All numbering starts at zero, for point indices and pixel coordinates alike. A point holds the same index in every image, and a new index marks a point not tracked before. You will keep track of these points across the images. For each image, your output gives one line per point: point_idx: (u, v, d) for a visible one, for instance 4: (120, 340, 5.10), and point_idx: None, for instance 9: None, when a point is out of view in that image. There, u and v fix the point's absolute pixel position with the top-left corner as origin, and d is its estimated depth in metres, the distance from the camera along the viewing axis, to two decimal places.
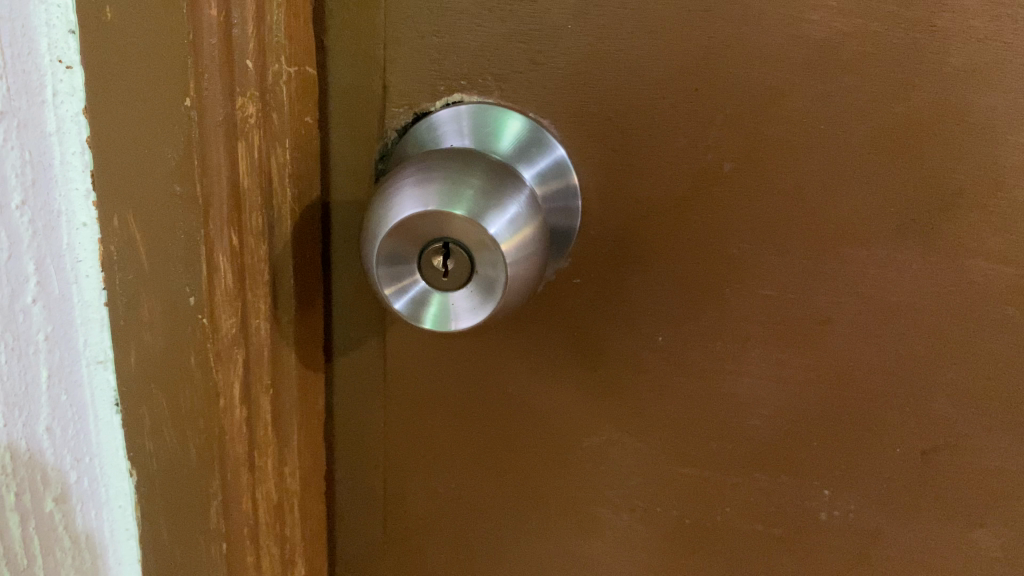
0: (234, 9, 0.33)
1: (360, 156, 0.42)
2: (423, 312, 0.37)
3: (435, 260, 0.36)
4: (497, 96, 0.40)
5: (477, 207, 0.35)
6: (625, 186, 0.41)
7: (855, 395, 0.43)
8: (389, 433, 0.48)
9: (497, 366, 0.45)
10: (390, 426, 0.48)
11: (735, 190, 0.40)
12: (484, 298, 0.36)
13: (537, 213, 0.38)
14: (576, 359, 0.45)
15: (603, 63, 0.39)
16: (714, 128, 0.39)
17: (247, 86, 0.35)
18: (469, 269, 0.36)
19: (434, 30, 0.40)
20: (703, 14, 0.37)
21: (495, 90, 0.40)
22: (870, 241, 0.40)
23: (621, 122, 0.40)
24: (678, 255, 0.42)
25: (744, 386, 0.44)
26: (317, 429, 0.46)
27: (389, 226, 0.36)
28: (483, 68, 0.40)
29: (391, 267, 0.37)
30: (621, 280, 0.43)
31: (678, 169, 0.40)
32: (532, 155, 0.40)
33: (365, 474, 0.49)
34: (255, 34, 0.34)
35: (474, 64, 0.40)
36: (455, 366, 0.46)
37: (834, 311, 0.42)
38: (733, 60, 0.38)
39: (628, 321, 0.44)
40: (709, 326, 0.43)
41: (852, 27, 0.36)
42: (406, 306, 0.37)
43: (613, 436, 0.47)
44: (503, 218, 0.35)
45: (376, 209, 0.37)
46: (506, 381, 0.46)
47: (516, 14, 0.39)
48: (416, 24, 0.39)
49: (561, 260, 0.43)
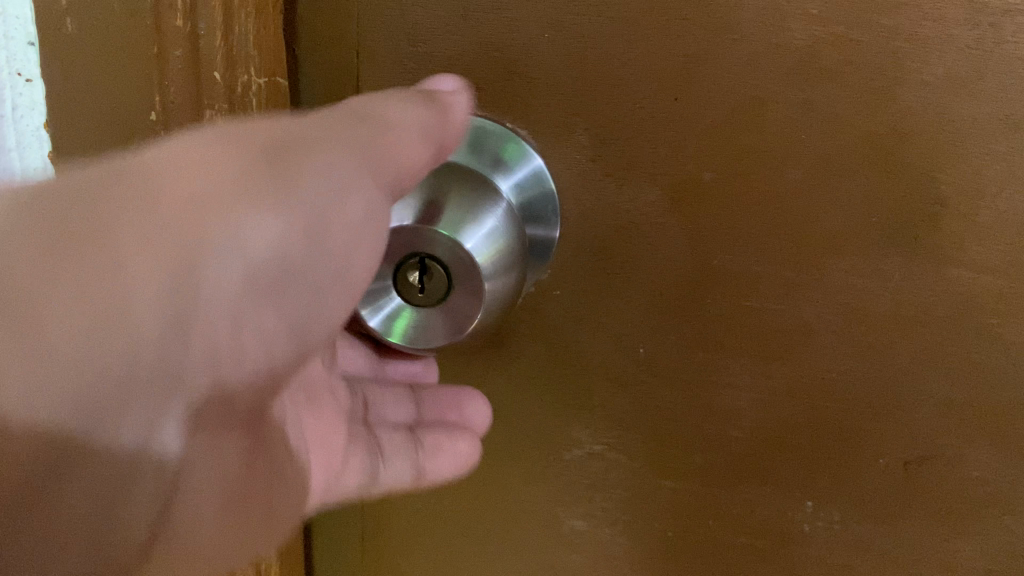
0: (200, 19, 0.32)
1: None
2: (398, 328, 0.38)
3: (411, 276, 0.37)
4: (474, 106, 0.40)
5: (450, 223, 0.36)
6: (604, 196, 0.41)
7: (837, 406, 0.43)
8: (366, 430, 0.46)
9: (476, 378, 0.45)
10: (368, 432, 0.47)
11: (716, 201, 0.40)
12: (463, 316, 0.37)
13: (512, 228, 0.39)
14: (557, 370, 0.44)
15: (580, 71, 0.38)
16: (694, 137, 0.39)
17: (215, 98, 0.34)
18: (446, 286, 0.37)
19: (409, 39, 0.39)
20: (682, 22, 0.37)
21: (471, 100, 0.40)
22: (853, 251, 0.39)
23: (600, 132, 0.39)
24: (659, 266, 0.41)
25: (726, 398, 0.44)
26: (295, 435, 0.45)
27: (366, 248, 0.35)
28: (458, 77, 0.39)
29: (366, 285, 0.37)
30: (601, 292, 0.42)
31: (659, 179, 0.40)
32: (507, 164, 0.40)
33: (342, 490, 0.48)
34: (223, 44, 0.33)
35: (449, 73, 0.39)
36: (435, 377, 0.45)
37: (817, 321, 0.41)
38: (712, 69, 0.37)
39: (609, 333, 0.43)
40: (691, 337, 0.43)
41: (833, 36, 0.36)
42: (381, 323, 0.38)
43: (594, 448, 0.46)
44: (477, 236, 0.36)
45: None
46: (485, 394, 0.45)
47: (492, 23, 0.38)
48: (391, 33, 0.39)
49: (540, 272, 0.42)
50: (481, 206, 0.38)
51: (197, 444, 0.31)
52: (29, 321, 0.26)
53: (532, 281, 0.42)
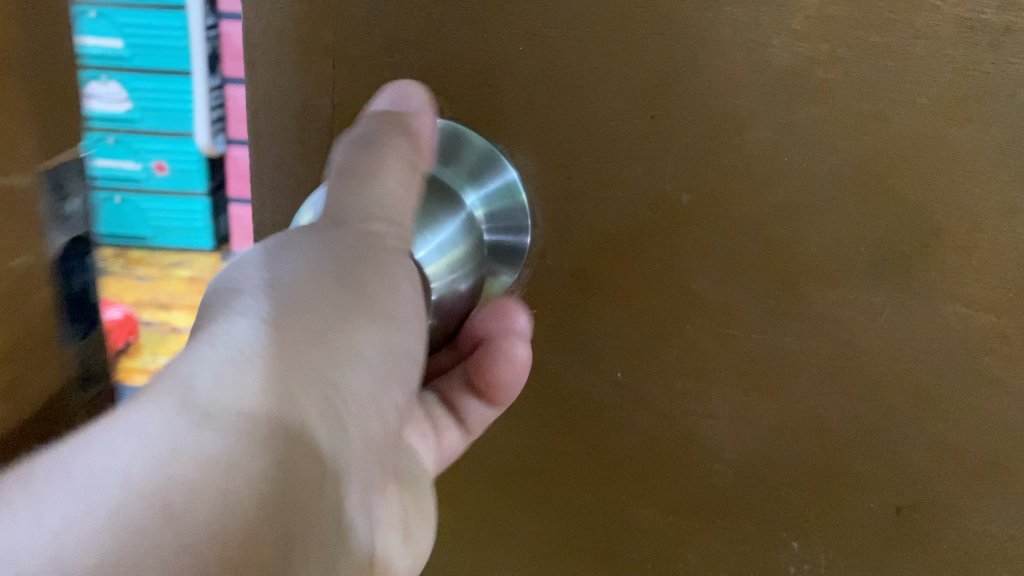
0: None
1: (303, 179, 0.41)
2: None
3: None
4: (449, 118, 0.39)
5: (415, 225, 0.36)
6: (579, 216, 0.39)
7: (824, 446, 0.40)
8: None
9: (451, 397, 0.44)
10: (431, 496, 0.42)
11: (694, 224, 0.38)
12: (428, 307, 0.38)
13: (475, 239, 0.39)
14: (533, 389, 0.43)
15: (555, 86, 0.37)
16: (671, 157, 0.37)
17: None
18: None
19: (382, 49, 0.38)
20: (659, 37, 0.36)
21: (446, 112, 0.39)
22: (839, 282, 0.37)
23: (574, 148, 0.38)
24: (636, 289, 0.40)
25: (708, 428, 0.42)
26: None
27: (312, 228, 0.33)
28: (433, 89, 0.38)
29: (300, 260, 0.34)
30: (578, 313, 0.41)
31: (635, 198, 0.38)
32: (479, 172, 0.39)
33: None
34: None
35: (422, 85, 0.38)
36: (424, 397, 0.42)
37: (801, 353, 0.39)
38: (689, 85, 0.36)
39: (587, 354, 0.42)
40: (669, 363, 0.41)
41: (816, 53, 0.34)
42: None
43: (571, 473, 0.45)
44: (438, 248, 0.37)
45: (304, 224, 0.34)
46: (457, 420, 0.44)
47: (464, 35, 0.37)
48: (363, 41, 0.38)
49: (509, 268, 0.41)
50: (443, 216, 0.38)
51: (372, 496, 0.33)
52: (167, 509, 0.24)
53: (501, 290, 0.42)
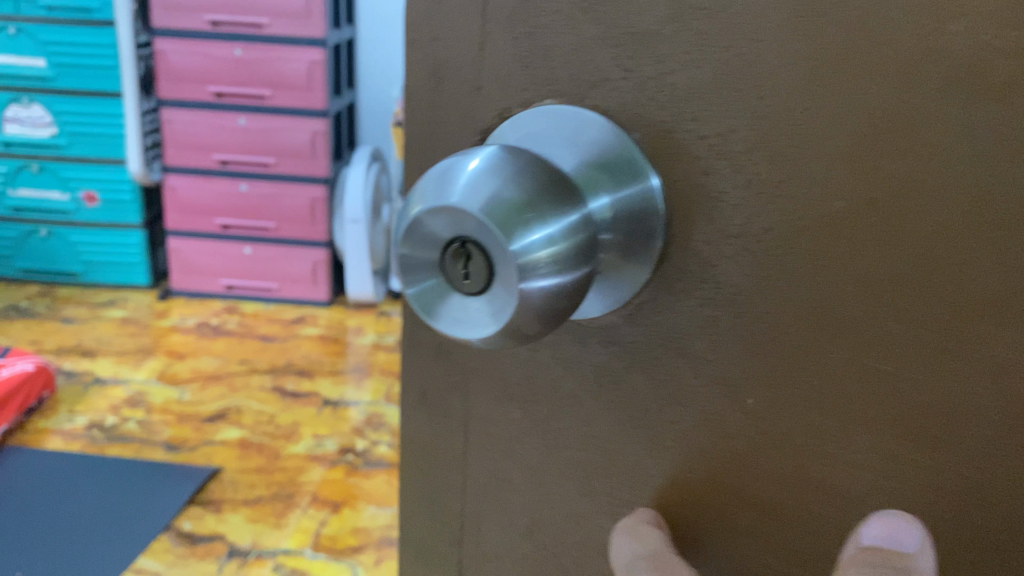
0: None
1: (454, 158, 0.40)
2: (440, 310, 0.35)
3: (457, 262, 0.34)
4: (590, 105, 0.36)
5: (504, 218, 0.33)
6: (716, 218, 0.35)
7: (1000, 526, 0.33)
8: (469, 463, 0.44)
9: (575, 406, 0.41)
10: (546, 508, 0.43)
11: (844, 233, 0.33)
12: (497, 306, 0.33)
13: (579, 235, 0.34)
14: (656, 410, 0.39)
15: (714, 70, 0.34)
16: (822, 158, 0.33)
17: None
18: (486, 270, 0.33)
19: (527, 30, 0.37)
20: (817, 21, 0.32)
21: (587, 98, 0.36)
22: (1015, 318, 0.31)
23: (717, 143, 0.35)
24: (773, 305, 0.35)
25: (849, 478, 0.35)
26: (416, 452, 0.46)
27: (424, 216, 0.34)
28: (575, 74, 0.36)
29: (409, 253, 0.36)
30: (710, 328, 0.37)
31: (778, 201, 0.34)
32: (613, 165, 0.36)
33: (431, 528, 0.47)
34: None
35: (566, 70, 0.36)
36: (539, 405, 0.42)
37: (970, 401, 0.32)
38: (849, 78, 0.32)
39: (717, 375, 0.37)
40: (804, 394, 0.35)
41: (1004, 38, 0.29)
42: (423, 295, 0.36)
43: (693, 513, 0.39)
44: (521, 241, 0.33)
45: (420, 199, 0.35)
46: (582, 427, 0.41)
47: (609, 15, 0.35)
48: (509, 22, 0.37)
49: (639, 271, 0.37)
50: (543, 210, 0.34)
51: None
52: None
53: (626, 298, 0.37)
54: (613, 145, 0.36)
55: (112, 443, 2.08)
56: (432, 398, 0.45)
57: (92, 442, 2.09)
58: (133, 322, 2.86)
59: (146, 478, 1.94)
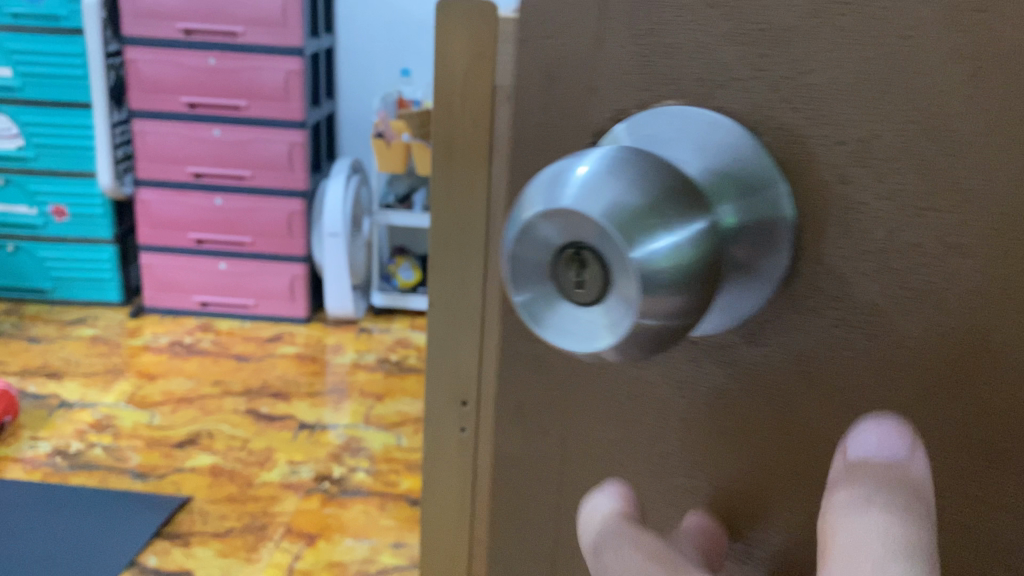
0: None
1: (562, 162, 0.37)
2: (550, 322, 0.31)
3: (569, 270, 0.30)
4: (716, 106, 0.34)
5: (625, 223, 0.29)
6: (854, 230, 0.32)
7: None
8: (564, 489, 0.41)
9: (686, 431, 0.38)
10: None
11: (1004, 253, 0.30)
12: (616, 317, 0.29)
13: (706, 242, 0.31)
14: (780, 438, 0.35)
15: (856, 69, 0.31)
16: (979, 167, 0.30)
17: None
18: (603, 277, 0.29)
19: (648, 26, 0.34)
20: (977, 16, 0.29)
21: (714, 99, 0.34)
22: None
23: (858, 148, 0.32)
24: (919, 329, 0.32)
25: (999, 522, 0.33)
26: (505, 476, 0.43)
27: (534, 221, 0.30)
28: (700, 72, 0.34)
29: (512, 260, 0.31)
30: (844, 351, 0.34)
31: (928, 215, 0.31)
32: (741, 170, 0.32)
33: (522, 558, 0.44)
34: None
35: (690, 68, 0.34)
36: (644, 430, 0.38)
37: None
38: (1013, 77, 0.29)
39: (851, 404, 0.34)
40: (955, 433, 0.32)
41: None
42: (529, 307, 0.31)
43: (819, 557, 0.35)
44: (646, 248, 0.29)
45: (527, 202, 0.31)
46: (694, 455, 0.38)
47: (740, 11, 0.32)
48: (629, 16, 0.34)
49: (764, 287, 0.33)
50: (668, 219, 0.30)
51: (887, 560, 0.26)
52: None
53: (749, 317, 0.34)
54: (742, 149, 0.33)
55: (76, 471, 2.00)
56: (521, 420, 0.42)
57: (55, 470, 2.00)
58: (105, 339, 2.79)
59: (114, 506, 1.86)
